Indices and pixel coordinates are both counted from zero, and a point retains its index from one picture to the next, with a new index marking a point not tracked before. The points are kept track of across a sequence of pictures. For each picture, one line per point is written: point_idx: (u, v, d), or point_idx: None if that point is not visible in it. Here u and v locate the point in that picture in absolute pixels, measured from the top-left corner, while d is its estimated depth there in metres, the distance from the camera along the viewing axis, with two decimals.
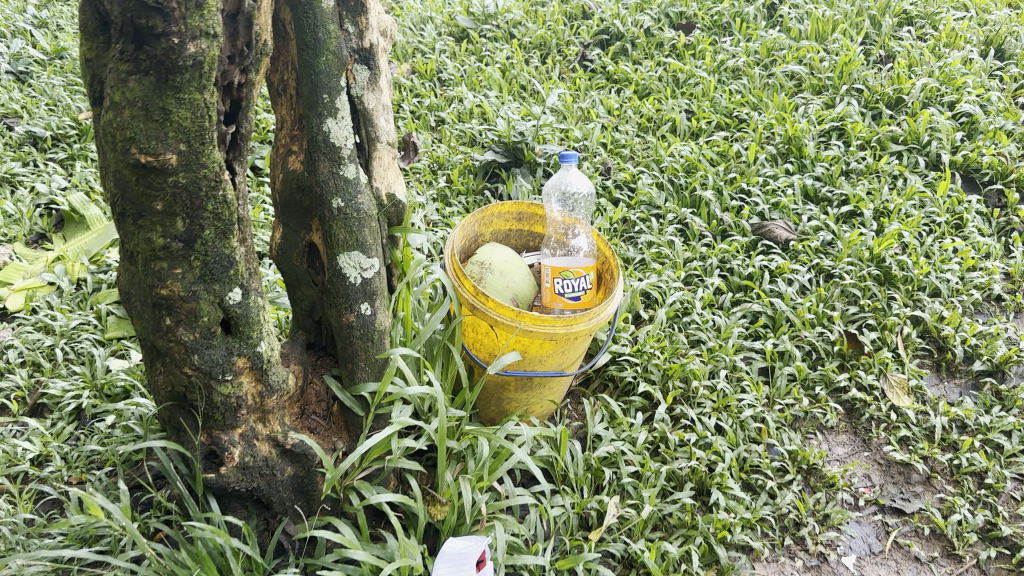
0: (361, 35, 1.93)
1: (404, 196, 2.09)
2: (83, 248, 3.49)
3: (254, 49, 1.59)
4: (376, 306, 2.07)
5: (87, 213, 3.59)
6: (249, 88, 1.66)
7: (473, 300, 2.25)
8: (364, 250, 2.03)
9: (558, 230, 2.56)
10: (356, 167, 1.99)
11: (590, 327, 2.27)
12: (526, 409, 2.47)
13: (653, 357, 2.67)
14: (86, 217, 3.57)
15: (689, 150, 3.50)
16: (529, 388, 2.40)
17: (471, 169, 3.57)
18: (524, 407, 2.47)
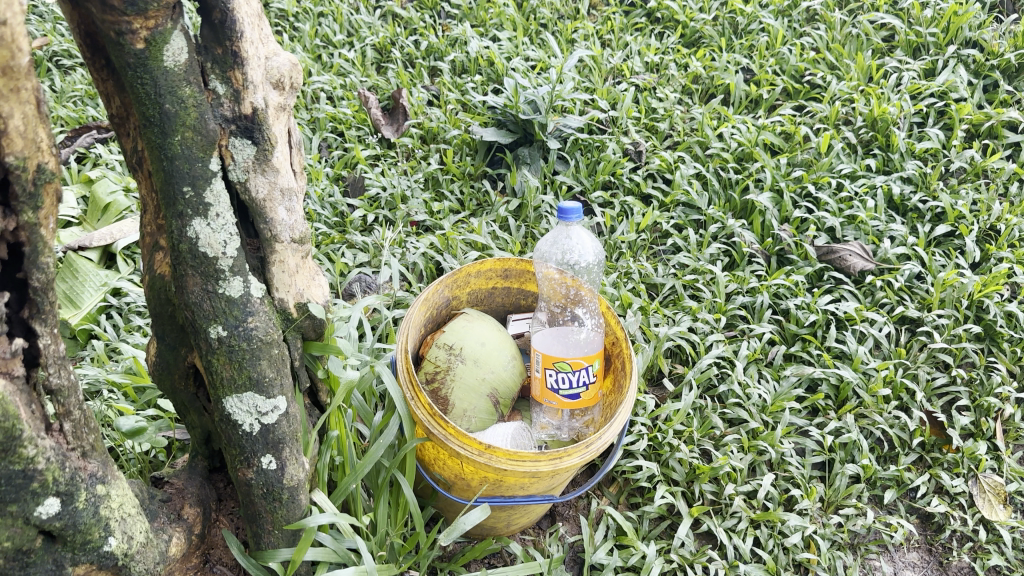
0: (238, 97, 1.29)
1: (321, 306, 1.49)
2: None
3: (15, 184, 1.02)
4: (285, 455, 1.51)
5: None
6: (29, 230, 1.07)
7: (429, 424, 1.67)
8: (262, 389, 1.45)
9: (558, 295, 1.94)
10: (244, 279, 1.39)
11: (584, 459, 1.68)
12: (509, 523, 1.93)
13: (677, 451, 2.08)
14: None
15: (744, 129, 2.78)
16: (510, 510, 1.84)
17: (470, 145, 2.91)
18: (507, 525, 1.94)
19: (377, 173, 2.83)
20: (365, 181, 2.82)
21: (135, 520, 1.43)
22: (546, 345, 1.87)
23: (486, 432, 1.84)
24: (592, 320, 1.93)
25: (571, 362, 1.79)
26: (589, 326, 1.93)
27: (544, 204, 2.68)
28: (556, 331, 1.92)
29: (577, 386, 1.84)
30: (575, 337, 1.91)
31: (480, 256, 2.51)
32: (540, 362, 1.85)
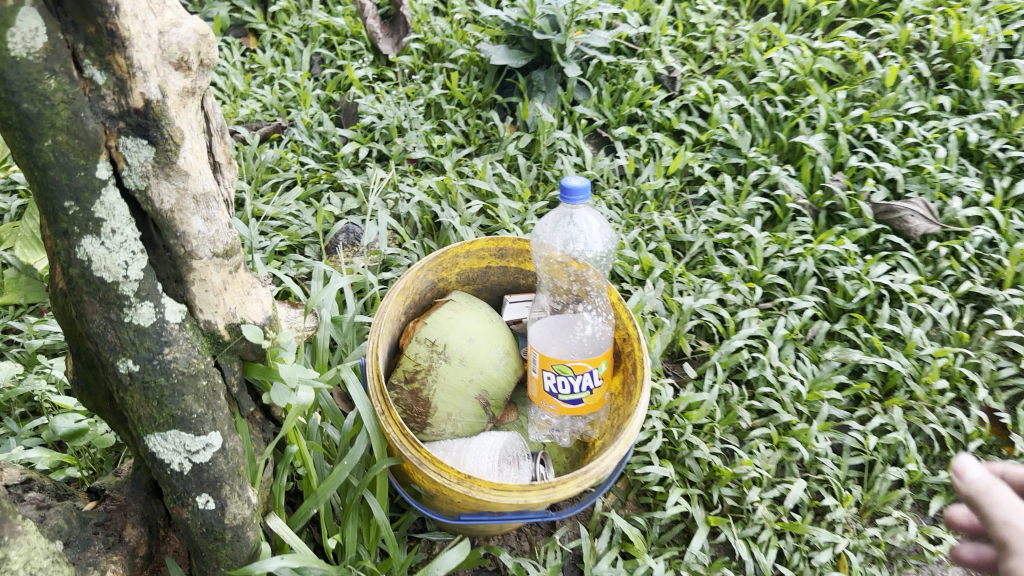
0: (124, 87, 0.98)
1: (259, 327, 1.21)
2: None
3: None
4: (225, 492, 1.29)
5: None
6: None
7: (400, 445, 1.42)
8: (189, 427, 1.21)
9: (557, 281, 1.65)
10: (157, 304, 1.12)
11: (581, 488, 1.44)
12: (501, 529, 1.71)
13: (696, 449, 1.82)
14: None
15: (797, 53, 2.40)
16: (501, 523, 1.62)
17: (479, 66, 2.57)
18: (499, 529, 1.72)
19: (373, 98, 2.51)
20: (358, 108, 2.49)
21: (48, 572, 1.23)
22: (545, 343, 1.59)
23: (473, 440, 1.59)
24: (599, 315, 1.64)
25: (570, 367, 1.50)
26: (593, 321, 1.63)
27: (560, 141, 2.35)
28: (558, 323, 1.64)
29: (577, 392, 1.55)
30: (578, 331, 1.61)
31: (484, 206, 2.22)
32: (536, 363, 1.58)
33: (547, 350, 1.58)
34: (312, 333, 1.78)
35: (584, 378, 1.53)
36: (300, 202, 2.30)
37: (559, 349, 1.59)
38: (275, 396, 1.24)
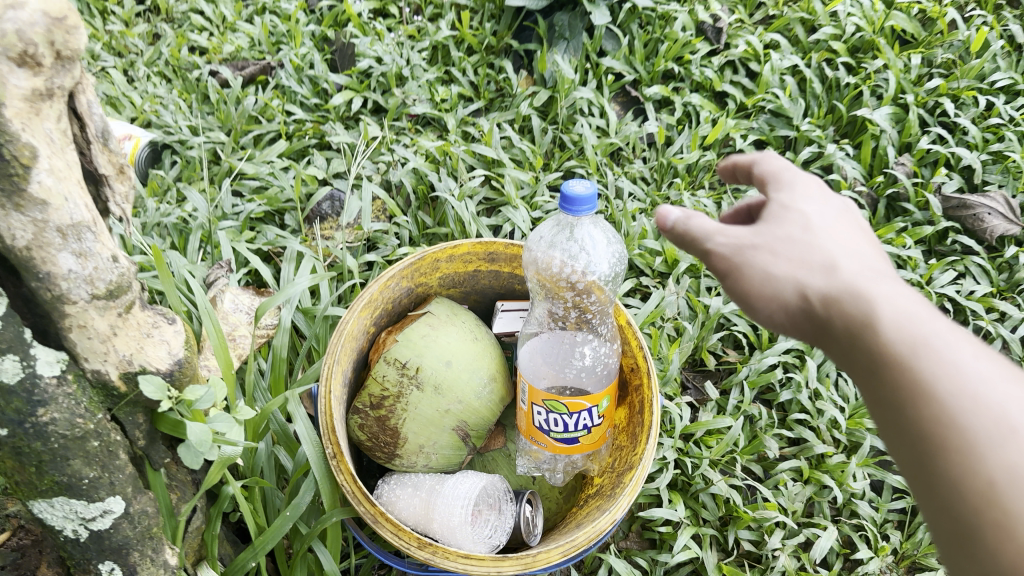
0: None
1: (161, 380, 0.96)
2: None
3: None
4: (134, 559, 1.07)
5: None
6: None
7: (352, 497, 1.20)
8: (79, 494, 0.99)
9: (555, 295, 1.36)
10: (24, 357, 0.88)
11: (565, 557, 1.20)
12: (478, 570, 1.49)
13: (712, 483, 1.57)
14: None
15: (866, 6, 2.05)
16: None
17: (495, 5, 2.25)
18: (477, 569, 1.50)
19: (371, 39, 2.20)
20: (354, 49, 2.19)
21: None
22: (537, 368, 1.33)
23: (447, 480, 1.36)
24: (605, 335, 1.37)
25: (565, 404, 1.24)
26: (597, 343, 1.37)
27: (582, 101, 2.03)
28: (553, 343, 1.36)
29: (573, 431, 1.29)
30: (577, 355, 1.35)
31: (488, 175, 1.93)
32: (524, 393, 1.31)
33: (540, 378, 1.32)
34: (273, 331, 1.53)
35: (584, 416, 1.27)
36: (283, 158, 2.02)
37: (554, 378, 1.33)
38: (184, 455, 1.00)
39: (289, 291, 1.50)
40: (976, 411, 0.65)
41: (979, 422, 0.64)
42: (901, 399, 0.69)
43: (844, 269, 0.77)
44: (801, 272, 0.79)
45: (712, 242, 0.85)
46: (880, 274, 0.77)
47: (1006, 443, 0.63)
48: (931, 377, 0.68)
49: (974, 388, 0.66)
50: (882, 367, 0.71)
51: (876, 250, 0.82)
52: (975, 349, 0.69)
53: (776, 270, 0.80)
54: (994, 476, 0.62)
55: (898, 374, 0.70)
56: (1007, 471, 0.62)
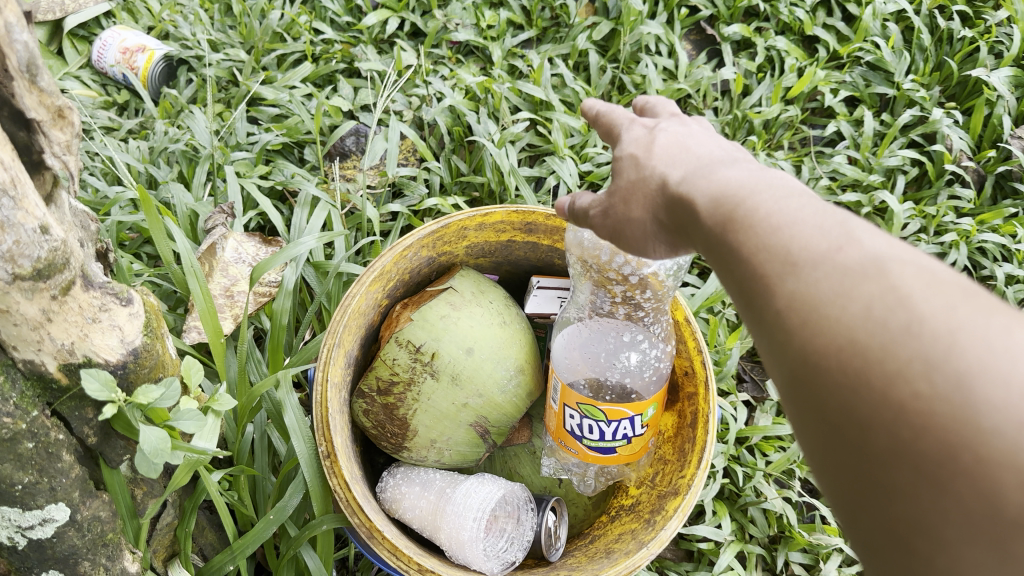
0: None
1: (105, 379, 0.77)
2: None
3: None
4: (84, 570, 0.92)
5: None
6: None
7: (345, 506, 1.02)
8: (12, 501, 0.82)
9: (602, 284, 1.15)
10: None
11: None
12: None
13: (763, 496, 1.38)
14: None
15: None
16: None
17: None
18: None
19: None
20: None
21: None
22: (572, 365, 1.13)
23: (460, 483, 1.18)
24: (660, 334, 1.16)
25: (603, 411, 1.03)
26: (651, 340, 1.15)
27: (649, 37, 1.76)
28: (597, 336, 1.16)
29: (610, 442, 1.08)
30: (623, 355, 1.13)
31: (535, 119, 1.70)
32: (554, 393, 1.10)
33: (574, 378, 1.12)
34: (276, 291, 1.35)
35: (624, 425, 1.06)
36: (307, 84, 1.80)
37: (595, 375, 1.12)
38: (138, 464, 0.80)
39: (300, 248, 1.30)
40: (764, 252, 0.60)
41: (768, 260, 0.59)
42: (718, 264, 0.66)
43: (669, 176, 0.75)
44: (643, 196, 0.78)
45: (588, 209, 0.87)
46: (700, 162, 0.75)
47: (791, 272, 0.57)
48: (727, 230, 0.64)
49: (768, 224, 0.61)
50: (704, 245, 0.68)
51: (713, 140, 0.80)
52: (775, 191, 0.64)
53: (633, 214, 0.80)
54: (781, 308, 0.57)
55: (708, 239, 0.67)
56: (791, 299, 0.57)
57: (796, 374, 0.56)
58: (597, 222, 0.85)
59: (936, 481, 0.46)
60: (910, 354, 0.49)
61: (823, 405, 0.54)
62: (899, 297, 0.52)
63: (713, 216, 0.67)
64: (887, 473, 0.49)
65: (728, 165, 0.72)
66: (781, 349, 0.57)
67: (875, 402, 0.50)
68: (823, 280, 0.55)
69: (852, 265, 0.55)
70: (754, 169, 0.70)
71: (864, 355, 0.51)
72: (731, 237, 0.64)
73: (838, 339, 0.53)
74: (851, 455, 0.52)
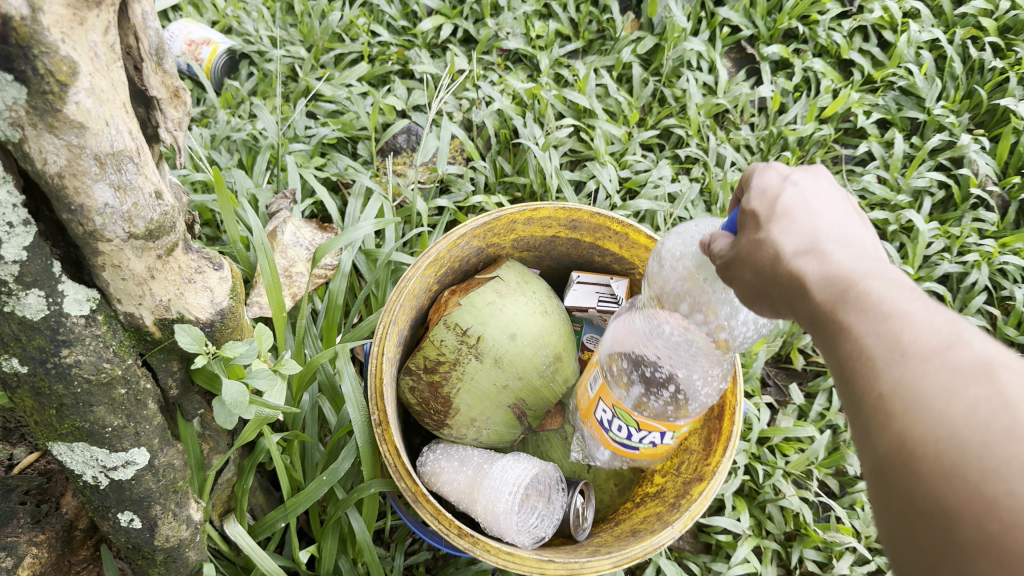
0: None
1: (196, 331, 0.86)
2: None
3: None
4: (155, 512, 1.00)
5: None
6: None
7: (393, 470, 1.10)
8: (101, 442, 0.91)
9: (667, 300, 1.10)
10: (50, 294, 0.79)
11: (615, 565, 1.11)
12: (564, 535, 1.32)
13: (781, 495, 1.45)
14: None
15: None
16: None
17: None
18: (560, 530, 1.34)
19: None
20: None
21: None
22: (614, 358, 1.16)
23: (497, 460, 1.26)
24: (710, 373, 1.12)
25: (636, 421, 1.08)
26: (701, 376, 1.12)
27: (691, 53, 1.84)
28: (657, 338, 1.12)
29: (636, 443, 1.14)
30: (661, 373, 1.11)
31: (578, 126, 1.78)
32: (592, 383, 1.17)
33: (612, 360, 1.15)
34: (331, 274, 1.44)
35: (654, 436, 1.12)
36: (363, 83, 1.89)
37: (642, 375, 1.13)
38: (218, 414, 0.90)
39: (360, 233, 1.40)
40: (876, 338, 0.62)
41: (879, 344, 0.62)
42: (822, 340, 0.68)
43: (780, 244, 0.76)
44: (752, 262, 0.79)
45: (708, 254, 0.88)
46: (818, 230, 0.76)
47: (899, 360, 0.60)
48: (840, 308, 0.67)
49: (880, 312, 0.64)
50: (811, 322, 0.70)
51: (836, 198, 0.79)
52: (890, 281, 0.66)
53: (743, 275, 0.81)
54: (882, 391, 0.60)
55: (817, 314, 0.69)
56: (893, 386, 0.59)
57: (887, 456, 0.58)
58: (713, 268, 0.86)
59: (1005, 563, 0.47)
60: (1005, 454, 0.51)
61: (909, 494, 0.55)
62: (1005, 401, 0.53)
63: (822, 290, 0.70)
64: (962, 558, 0.50)
65: (843, 243, 0.73)
66: (877, 430, 0.59)
67: (962, 489, 0.52)
68: (930, 375, 0.58)
69: (962, 363, 0.57)
70: (872, 257, 0.72)
71: (960, 450, 0.53)
72: (842, 317, 0.66)
73: (938, 429, 0.55)
74: (907, 532, 0.55)
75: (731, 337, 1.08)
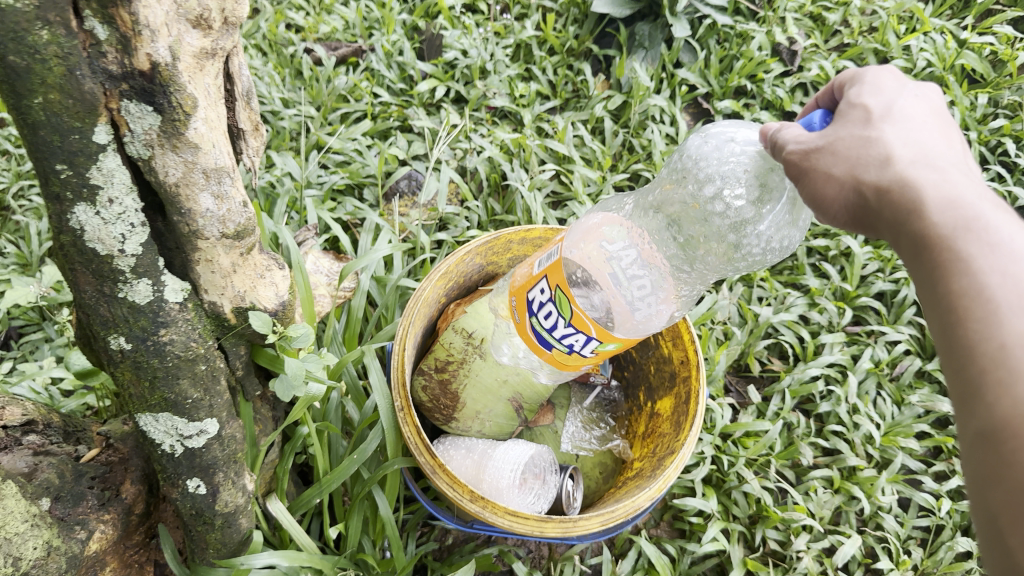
0: (129, 45, 0.84)
1: (267, 315, 1.08)
2: None
3: None
4: (218, 479, 1.19)
5: None
6: None
7: (414, 448, 1.31)
8: (182, 412, 1.10)
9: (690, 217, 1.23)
10: (155, 282, 1.00)
11: (604, 525, 1.31)
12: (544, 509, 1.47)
13: (746, 482, 1.66)
14: None
15: (942, 42, 2.10)
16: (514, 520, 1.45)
17: (579, 9, 2.35)
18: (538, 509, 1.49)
19: (457, 32, 2.29)
20: (442, 41, 2.30)
21: (27, 537, 1.16)
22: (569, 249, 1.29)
23: (498, 446, 1.46)
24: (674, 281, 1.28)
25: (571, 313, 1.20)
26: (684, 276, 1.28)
27: (655, 108, 2.12)
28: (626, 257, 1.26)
29: (551, 338, 1.28)
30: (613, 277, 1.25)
31: (558, 171, 2.03)
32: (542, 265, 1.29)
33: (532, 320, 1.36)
34: (350, 296, 1.65)
35: (574, 341, 1.25)
36: (367, 137, 2.14)
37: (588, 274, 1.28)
38: (280, 386, 1.11)
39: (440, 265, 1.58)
40: (1008, 286, 0.72)
41: (1008, 293, 0.71)
42: (939, 270, 0.77)
43: (894, 154, 0.86)
44: (856, 168, 0.88)
45: (782, 151, 0.95)
46: (927, 152, 0.87)
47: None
48: (962, 238, 0.77)
49: (1007, 256, 0.73)
50: (920, 241, 0.80)
51: (943, 133, 0.90)
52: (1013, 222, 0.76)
53: (833, 171, 0.89)
54: (1005, 340, 0.69)
55: (937, 240, 0.79)
56: (1018, 338, 0.68)
57: (1006, 420, 0.66)
58: (793, 156, 0.93)
59: None
60: None
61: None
62: None
63: (943, 217, 0.80)
64: None
65: (950, 170, 0.85)
66: (995, 383, 0.68)
67: None
68: None
69: None
70: (980, 188, 0.83)
71: None
72: (963, 248, 0.76)
73: None
74: (1004, 492, 0.64)
75: (738, 246, 1.23)
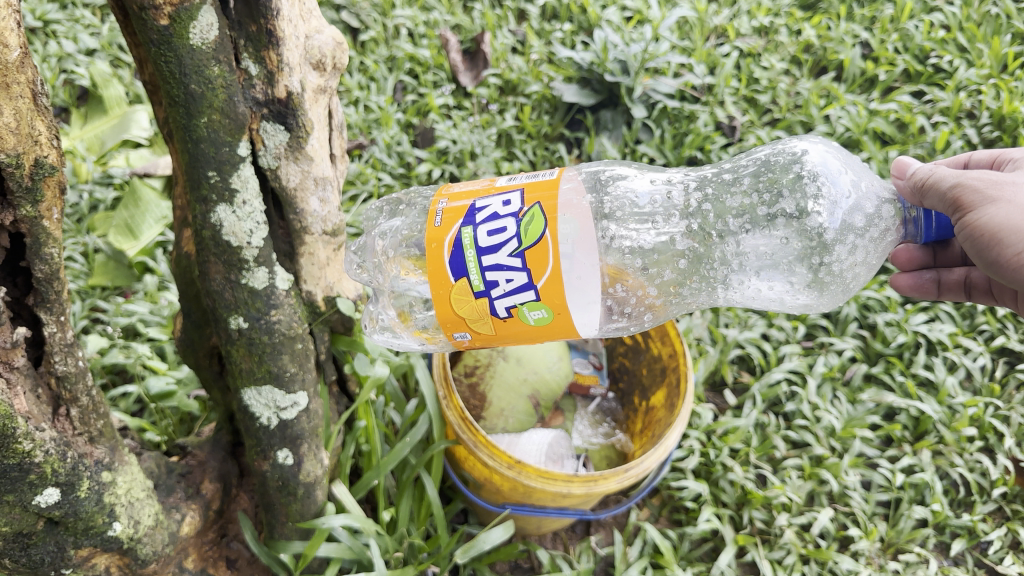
0: (272, 78, 1.17)
1: (351, 301, 1.45)
2: (97, 138, 2.66)
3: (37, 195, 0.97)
4: (303, 450, 1.42)
5: (109, 91, 2.71)
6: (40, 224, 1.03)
7: (458, 427, 1.59)
8: (282, 384, 1.36)
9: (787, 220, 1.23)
10: (270, 270, 1.28)
11: (621, 485, 1.53)
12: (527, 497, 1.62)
13: (730, 471, 1.94)
14: (105, 97, 2.70)
15: (855, 112, 2.54)
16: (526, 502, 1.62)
17: (550, 102, 2.77)
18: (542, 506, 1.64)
19: (448, 124, 2.66)
20: (435, 132, 2.66)
21: (144, 504, 1.35)
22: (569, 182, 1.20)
23: (523, 435, 1.73)
24: (685, 270, 1.26)
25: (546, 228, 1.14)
26: (742, 253, 1.25)
27: None
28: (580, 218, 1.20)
29: (474, 267, 1.17)
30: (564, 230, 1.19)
31: None
32: (531, 186, 1.19)
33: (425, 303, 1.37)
34: None
35: (499, 285, 1.16)
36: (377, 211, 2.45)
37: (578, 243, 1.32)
38: (360, 366, 1.49)
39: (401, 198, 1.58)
40: None
41: None
42: None
43: None
44: None
45: (960, 177, 1.08)
46: None
47: None
48: None
49: None
50: None
51: None
52: None
53: None
54: None
55: None
56: None
57: None
58: (983, 185, 1.06)
59: None
60: None
61: None
62: None
63: None
64: None
65: None
66: None
67: None
68: None
69: None
70: None
71: None
72: None
73: None
74: None
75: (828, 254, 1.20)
